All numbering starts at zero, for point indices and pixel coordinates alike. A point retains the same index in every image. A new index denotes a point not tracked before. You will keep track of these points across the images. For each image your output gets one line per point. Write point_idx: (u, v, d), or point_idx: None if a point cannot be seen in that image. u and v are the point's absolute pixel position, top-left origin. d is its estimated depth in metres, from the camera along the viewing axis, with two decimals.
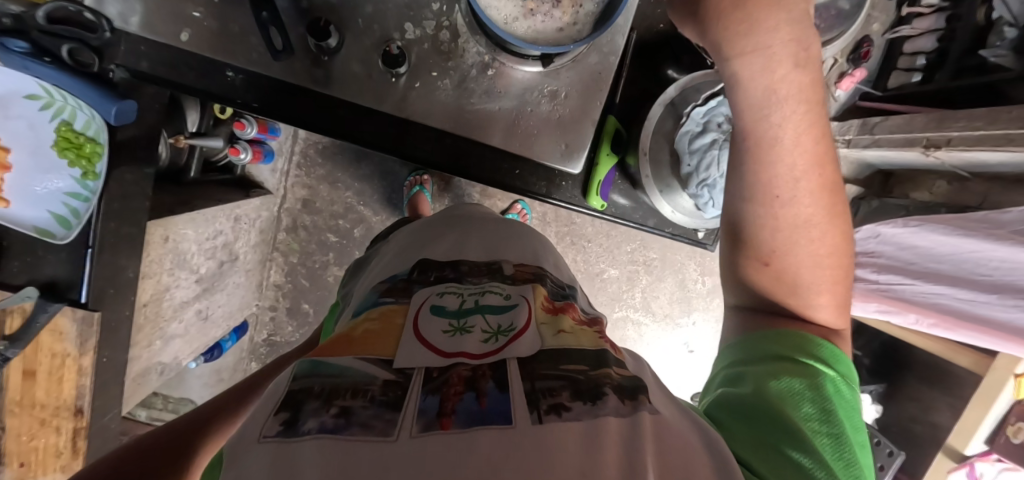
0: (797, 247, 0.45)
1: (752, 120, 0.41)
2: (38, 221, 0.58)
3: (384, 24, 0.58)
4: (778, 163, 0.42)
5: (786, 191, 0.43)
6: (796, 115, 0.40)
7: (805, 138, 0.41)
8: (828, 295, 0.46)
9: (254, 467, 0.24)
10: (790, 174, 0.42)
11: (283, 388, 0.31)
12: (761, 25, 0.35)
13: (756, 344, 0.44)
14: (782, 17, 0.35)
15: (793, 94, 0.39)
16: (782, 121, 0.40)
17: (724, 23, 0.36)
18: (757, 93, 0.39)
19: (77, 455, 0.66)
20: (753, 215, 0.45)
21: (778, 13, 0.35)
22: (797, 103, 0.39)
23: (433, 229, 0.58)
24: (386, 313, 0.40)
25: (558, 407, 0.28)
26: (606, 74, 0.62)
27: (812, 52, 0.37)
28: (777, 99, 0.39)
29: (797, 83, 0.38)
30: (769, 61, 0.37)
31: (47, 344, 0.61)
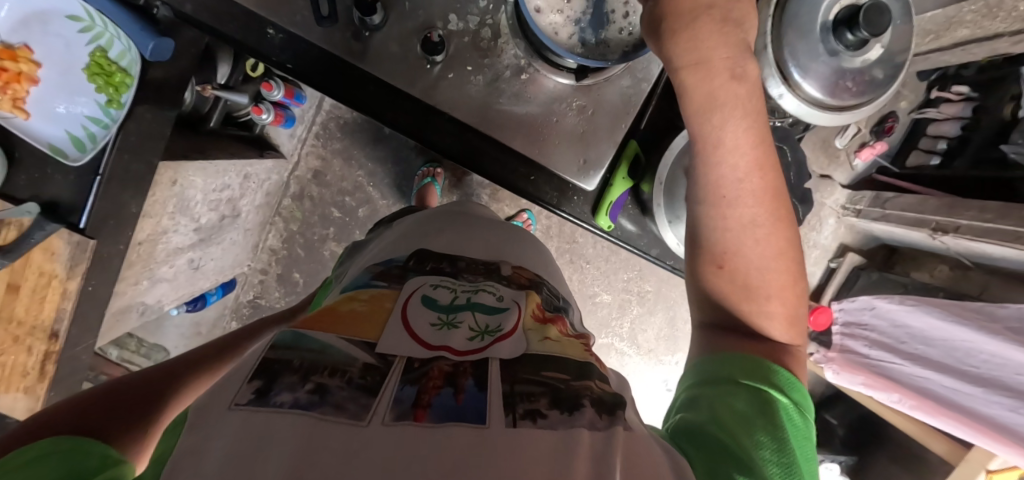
0: (745, 250, 0.44)
1: (702, 128, 0.44)
2: (54, 139, 0.58)
3: (429, 11, 0.57)
4: (722, 165, 0.44)
5: (731, 192, 0.44)
6: (736, 118, 0.43)
7: (745, 140, 0.43)
8: (779, 303, 0.44)
9: (222, 433, 0.25)
10: (735, 177, 0.44)
11: (260, 354, 0.31)
12: (702, 42, 0.41)
13: (713, 366, 0.41)
14: (720, 36, 0.41)
15: (732, 100, 0.42)
16: (724, 124, 0.43)
17: (676, 40, 0.42)
18: (700, 100, 0.43)
19: (43, 378, 0.65)
20: (705, 219, 0.46)
21: (716, 34, 0.41)
22: (737, 111, 0.42)
23: (430, 222, 0.58)
24: (376, 295, 0.39)
25: (535, 413, 0.28)
26: (635, 99, 0.63)
27: (749, 68, 0.42)
28: (718, 104, 0.42)
29: (735, 91, 0.42)
30: (709, 73, 0.42)
31: (37, 261, 0.61)
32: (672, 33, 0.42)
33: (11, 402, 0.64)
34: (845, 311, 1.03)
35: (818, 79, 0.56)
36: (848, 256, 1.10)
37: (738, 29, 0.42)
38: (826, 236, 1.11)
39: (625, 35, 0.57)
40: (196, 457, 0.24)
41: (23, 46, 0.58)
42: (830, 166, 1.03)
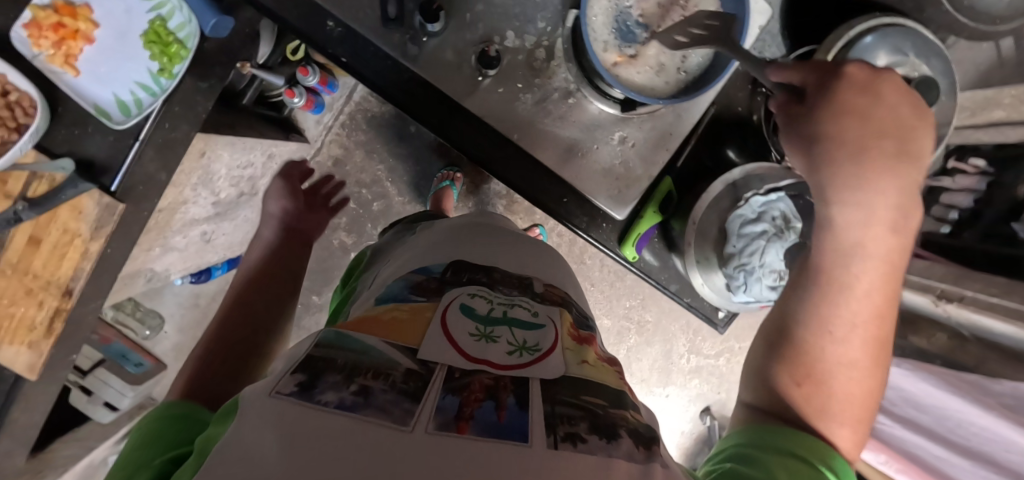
0: (836, 382, 0.42)
1: (837, 259, 0.44)
2: (100, 101, 0.59)
3: (488, 26, 0.58)
4: (847, 303, 0.43)
5: (841, 329, 0.43)
6: (876, 268, 0.43)
7: (878, 289, 0.43)
8: (849, 434, 0.42)
9: (266, 422, 0.25)
10: (852, 319, 0.43)
11: (303, 351, 0.31)
12: (868, 183, 0.42)
13: (772, 434, 0.41)
14: (891, 183, 0.42)
15: (879, 250, 0.43)
16: (863, 271, 0.43)
17: (837, 167, 0.43)
18: (848, 239, 0.43)
19: (50, 335, 0.65)
20: (803, 338, 0.44)
21: (886, 181, 0.41)
22: (880, 253, 0.43)
23: (467, 233, 0.54)
24: (416, 307, 0.36)
25: (575, 436, 0.27)
26: (675, 135, 0.63)
27: (907, 227, 0.43)
28: (864, 250, 0.43)
29: (886, 243, 0.42)
30: (868, 215, 0.42)
31: (64, 218, 0.61)
32: (829, 159, 0.43)
33: (13, 355, 0.64)
34: None
35: None
36: None
37: (911, 170, 0.42)
38: None
39: (682, 74, 0.56)
40: (243, 446, 0.24)
41: (84, 5, 0.59)
42: None
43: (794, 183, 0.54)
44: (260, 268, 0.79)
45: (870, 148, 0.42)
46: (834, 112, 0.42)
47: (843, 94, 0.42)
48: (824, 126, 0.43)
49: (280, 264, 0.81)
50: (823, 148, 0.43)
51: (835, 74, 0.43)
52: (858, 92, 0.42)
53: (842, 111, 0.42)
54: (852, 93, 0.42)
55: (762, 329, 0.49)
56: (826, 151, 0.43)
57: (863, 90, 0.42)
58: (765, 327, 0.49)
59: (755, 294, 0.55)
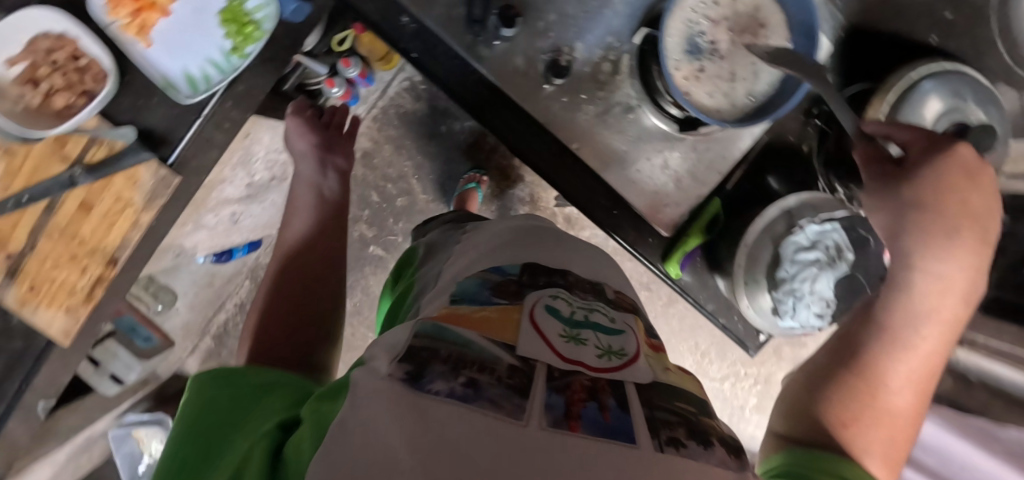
0: (883, 424, 0.45)
1: (903, 317, 0.48)
2: (170, 74, 0.59)
3: (559, 35, 0.59)
4: (907, 358, 0.47)
5: (897, 381, 0.47)
6: (935, 333, 0.48)
7: (932, 351, 0.48)
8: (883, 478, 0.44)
9: (385, 406, 0.25)
10: (908, 372, 0.47)
11: (403, 342, 0.31)
12: (948, 256, 0.48)
13: (824, 460, 0.43)
14: (960, 263, 0.48)
15: (940, 318, 0.48)
16: (926, 334, 0.47)
17: (926, 236, 0.48)
18: (924, 304, 0.48)
19: (88, 302, 0.64)
20: (860, 382, 0.47)
21: (957, 260, 0.48)
22: (940, 322, 0.48)
23: (535, 237, 0.52)
24: (504, 310, 0.35)
25: (677, 441, 0.27)
26: (727, 161, 0.65)
27: (963, 304, 0.48)
28: (929, 316, 0.47)
29: (947, 312, 0.48)
30: (940, 288, 0.48)
31: (118, 187, 0.61)
32: (921, 226, 0.48)
33: (49, 318, 0.63)
34: None
35: None
36: None
37: (980, 256, 0.49)
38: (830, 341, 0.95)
39: (748, 98, 0.57)
40: (370, 427, 0.24)
41: None
42: None
43: (847, 215, 0.55)
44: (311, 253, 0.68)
45: (957, 227, 0.48)
46: (930, 182, 0.48)
47: (944, 166, 0.48)
48: (923, 189, 0.48)
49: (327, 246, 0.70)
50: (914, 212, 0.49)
51: (939, 145, 0.49)
52: (957, 171, 0.48)
53: (938, 185, 0.48)
54: (951, 175, 0.48)
55: (814, 372, 0.52)
56: (917, 215, 0.48)
57: (965, 175, 0.48)
58: (816, 370, 0.51)
59: (801, 320, 0.57)
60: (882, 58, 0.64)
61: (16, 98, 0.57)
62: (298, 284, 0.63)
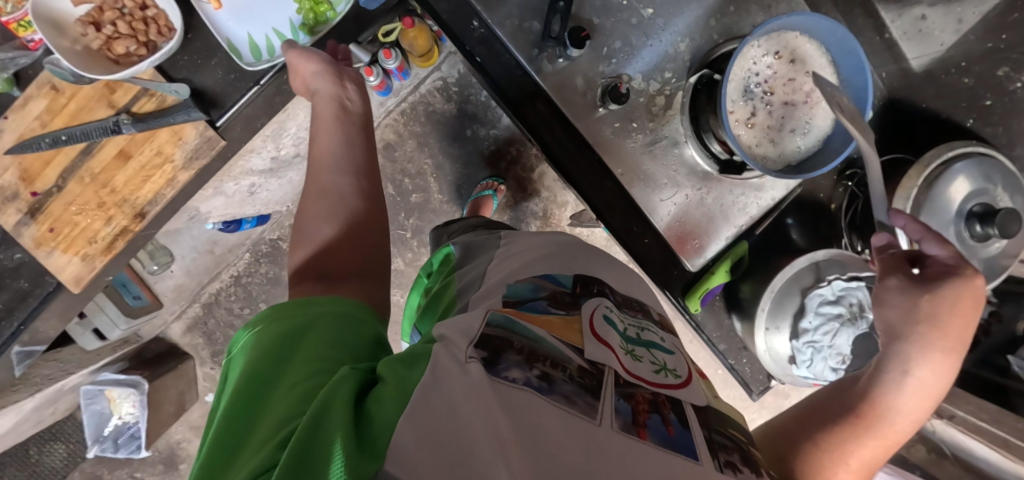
0: None
1: (881, 395, 0.40)
2: (234, 38, 0.59)
3: (621, 62, 0.61)
4: (870, 446, 0.38)
5: (857, 461, 0.38)
6: (901, 429, 0.39)
7: (888, 447, 0.39)
8: None
9: (467, 384, 0.26)
10: (866, 460, 0.38)
11: (475, 328, 0.31)
12: (930, 366, 0.40)
13: None
14: (940, 375, 0.41)
15: (908, 414, 0.40)
16: (895, 423, 0.39)
17: (919, 342, 0.41)
18: (904, 393, 0.40)
19: (107, 252, 0.63)
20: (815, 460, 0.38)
21: (939, 373, 0.41)
22: (909, 421, 0.40)
23: (583, 251, 0.50)
24: (565, 318, 0.35)
25: (733, 464, 0.28)
26: (764, 207, 0.67)
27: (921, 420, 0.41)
28: (902, 405, 0.40)
29: (916, 411, 0.40)
30: (920, 386, 0.40)
31: (161, 141, 0.60)
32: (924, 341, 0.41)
33: (64, 263, 0.62)
34: None
35: None
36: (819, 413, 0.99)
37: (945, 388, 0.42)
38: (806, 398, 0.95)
39: (792, 149, 0.60)
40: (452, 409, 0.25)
41: None
42: None
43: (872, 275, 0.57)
44: (354, 209, 0.49)
45: (943, 348, 0.41)
46: (939, 307, 0.41)
47: (956, 288, 0.41)
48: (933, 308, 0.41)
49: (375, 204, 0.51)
50: (915, 327, 0.42)
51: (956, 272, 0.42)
52: (968, 300, 0.41)
53: (946, 310, 0.41)
54: (959, 301, 0.41)
55: (774, 433, 0.42)
56: (916, 333, 0.41)
57: (972, 306, 0.41)
58: (777, 432, 0.42)
59: (816, 372, 0.58)
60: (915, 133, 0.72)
61: (77, 37, 0.56)
62: (354, 259, 0.46)
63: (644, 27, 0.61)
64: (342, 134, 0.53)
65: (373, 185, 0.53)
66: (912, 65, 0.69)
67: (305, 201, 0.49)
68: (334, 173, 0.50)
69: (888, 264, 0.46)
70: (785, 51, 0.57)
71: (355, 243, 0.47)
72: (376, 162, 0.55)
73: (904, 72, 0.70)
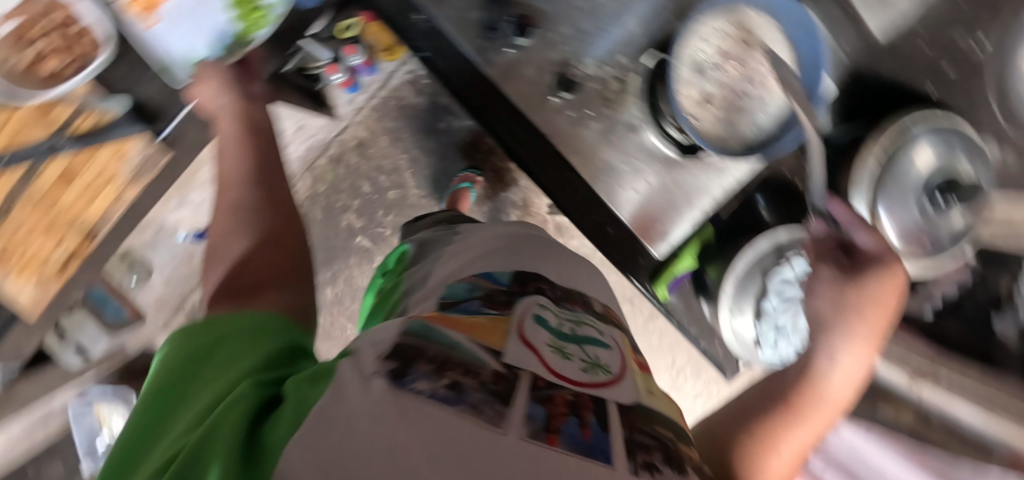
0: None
1: (815, 379, 0.44)
2: (173, 62, 0.57)
3: (572, 49, 0.60)
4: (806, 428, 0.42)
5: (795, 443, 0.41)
6: (829, 412, 0.43)
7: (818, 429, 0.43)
8: None
9: (370, 403, 0.25)
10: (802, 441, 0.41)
11: (391, 339, 0.31)
12: (852, 352, 0.45)
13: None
14: (861, 361, 0.46)
15: (835, 398, 0.44)
16: (824, 407, 0.43)
17: (847, 330, 0.46)
18: (832, 377, 0.44)
19: (63, 271, 0.63)
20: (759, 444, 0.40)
21: (861, 359, 0.45)
22: (835, 404, 0.44)
23: (529, 244, 0.52)
24: (494, 319, 0.35)
25: (652, 466, 0.28)
26: (733, 186, 0.63)
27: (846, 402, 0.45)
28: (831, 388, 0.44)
29: (842, 394, 0.44)
30: (845, 372, 0.45)
31: (104, 160, 0.59)
32: (850, 330, 0.46)
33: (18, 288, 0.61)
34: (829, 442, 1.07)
35: (892, 222, 0.58)
36: None
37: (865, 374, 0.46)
38: None
39: (752, 126, 0.59)
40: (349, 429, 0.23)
41: None
42: None
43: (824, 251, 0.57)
44: (264, 223, 0.48)
45: (862, 334, 0.46)
46: (866, 297, 0.46)
47: (877, 282, 0.46)
48: (862, 301, 0.46)
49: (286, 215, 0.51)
50: (844, 317, 0.46)
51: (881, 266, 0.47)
52: (889, 292, 0.46)
53: (870, 300, 0.46)
54: (883, 292, 0.46)
55: (720, 418, 0.44)
56: (844, 322, 0.46)
57: (892, 297, 0.47)
58: (724, 416, 0.44)
59: (781, 354, 0.59)
60: (876, 101, 0.70)
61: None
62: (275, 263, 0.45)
63: (594, 10, 0.59)
64: (241, 151, 0.54)
65: (280, 191, 0.52)
66: (877, 37, 0.66)
67: (217, 218, 0.49)
68: (244, 191, 0.50)
69: (821, 250, 0.49)
70: (734, 29, 0.57)
71: (269, 254, 0.45)
72: (274, 166, 0.54)
73: (868, 41, 0.67)
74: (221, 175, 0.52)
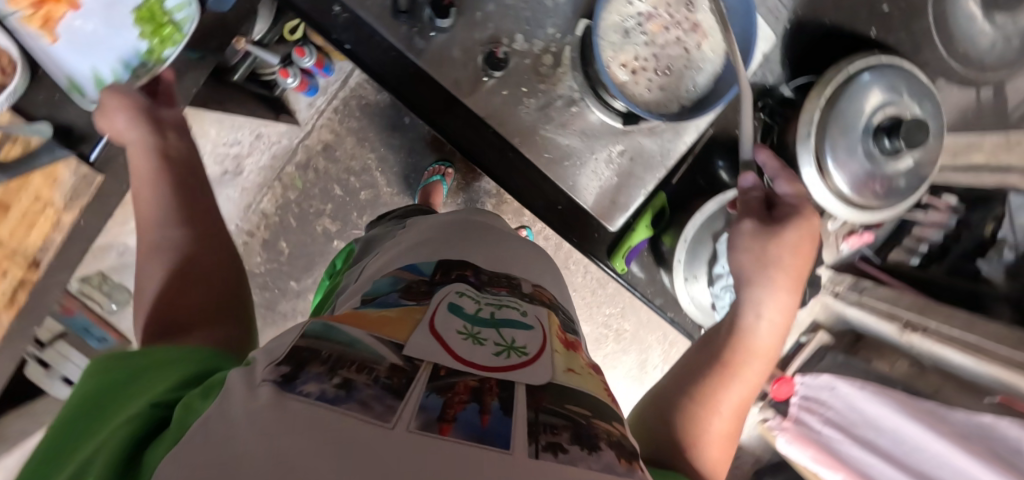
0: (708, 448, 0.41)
1: (742, 335, 0.47)
2: (75, 74, 0.57)
3: (498, 26, 0.58)
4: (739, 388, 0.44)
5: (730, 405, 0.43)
6: (761, 366, 0.46)
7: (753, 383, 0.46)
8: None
9: (250, 411, 0.24)
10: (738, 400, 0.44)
11: (289, 343, 0.32)
12: (773, 300, 0.48)
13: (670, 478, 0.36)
14: (784, 308, 0.48)
15: (765, 350, 0.47)
16: (754, 362, 0.46)
17: (767, 282, 0.48)
18: (756, 330, 0.47)
19: (10, 307, 0.60)
20: (693, 411, 0.43)
21: (782, 305, 0.48)
22: (765, 355, 0.47)
23: (460, 235, 0.54)
24: (406, 310, 0.37)
25: (556, 446, 0.27)
26: (673, 152, 0.63)
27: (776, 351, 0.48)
28: (757, 340, 0.47)
29: (768, 344, 0.47)
30: (770, 323, 0.47)
31: (36, 186, 0.57)
32: (770, 280, 0.48)
33: None
34: (806, 386, 1.17)
35: (848, 175, 0.56)
36: (817, 335, 1.20)
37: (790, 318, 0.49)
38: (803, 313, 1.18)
39: (691, 87, 0.57)
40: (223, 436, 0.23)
41: None
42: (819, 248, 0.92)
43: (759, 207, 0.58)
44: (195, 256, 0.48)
45: (783, 281, 0.48)
46: (785, 248, 0.48)
47: (793, 231, 0.48)
48: (778, 252, 0.48)
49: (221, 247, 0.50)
50: (764, 271, 0.48)
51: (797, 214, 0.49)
52: (806, 239, 0.48)
53: (789, 249, 0.48)
54: (801, 239, 0.48)
55: (662, 390, 0.47)
56: (765, 275, 0.48)
57: (809, 243, 0.49)
58: (665, 388, 0.47)
59: None
60: (825, 49, 0.67)
61: None
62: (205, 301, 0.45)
63: None
64: (162, 184, 0.51)
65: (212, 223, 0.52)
66: None
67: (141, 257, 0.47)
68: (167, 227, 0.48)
69: (747, 208, 0.50)
70: None
71: (200, 288, 0.46)
72: (196, 176, 0.54)
73: None
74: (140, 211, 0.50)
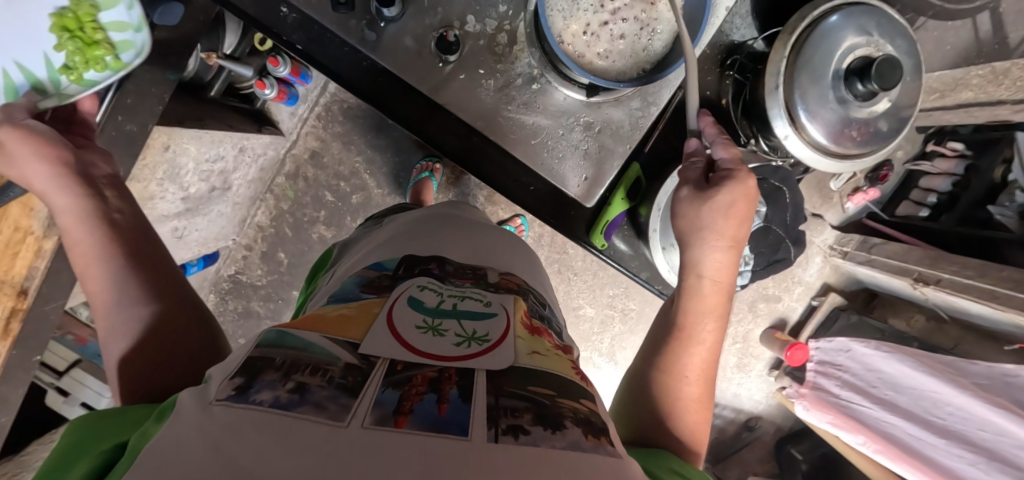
0: (677, 418, 0.43)
1: (689, 302, 0.46)
2: None
3: (448, 9, 0.57)
4: (697, 353, 0.45)
5: (694, 372, 0.44)
6: (714, 323, 0.46)
7: (713, 340, 0.46)
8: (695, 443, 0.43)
9: (196, 427, 0.23)
10: (698, 364, 0.45)
11: (242, 355, 0.30)
12: (710, 260, 0.46)
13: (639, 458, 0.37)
14: (723, 263, 0.46)
15: (713, 308, 0.46)
16: (706, 323, 0.46)
17: (701, 245, 0.47)
18: (699, 293, 0.46)
19: (5, 336, 0.61)
20: (659, 387, 0.45)
21: (720, 261, 0.46)
22: (715, 311, 0.46)
23: (425, 227, 0.54)
24: (364, 307, 0.36)
25: (517, 428, 0.26)
26: (643, 122, 0.62)
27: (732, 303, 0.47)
28: (703, 300, 0.46)
29: (714, 301, 0.46)
30: (711, 281, 0.46)
31: (13, 216, 0.59)
32: (703, 243, 0.46)
33: None
34: (822, 350, 1.11)
35: (824, 125, 0.53)
36: (829, 297, 1.17)
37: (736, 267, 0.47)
38: (811, 274, 1.18)
39: (650, 48, 0.56)
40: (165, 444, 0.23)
41: None
42: (823, 206, 1.09)
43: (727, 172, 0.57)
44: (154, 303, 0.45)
45: (719, 241, 0.46)
46: (717, 212, 0.46)
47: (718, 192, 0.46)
48: (706, 218, 0.46)
49: (185, 302, 0.47)
50: (701, 234, 0.46)
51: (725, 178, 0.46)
52: (741, 200, 0.45)
53: (721, 214, 0.46)
54: (734, 202, 0.45)
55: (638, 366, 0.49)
56: (701, 239, 0.47)
57: (747, 203, 0.46)
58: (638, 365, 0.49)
59: None
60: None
61: None
62: (180, 364, 0.43)
63: None
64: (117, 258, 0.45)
65: (168, 277, 0.47)
66: None
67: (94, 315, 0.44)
68: (121, 305, 0.43)
69: (687, 177, 0.49)
70: None
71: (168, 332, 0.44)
72: None
73: None
74: (88, 290, 0.44)
